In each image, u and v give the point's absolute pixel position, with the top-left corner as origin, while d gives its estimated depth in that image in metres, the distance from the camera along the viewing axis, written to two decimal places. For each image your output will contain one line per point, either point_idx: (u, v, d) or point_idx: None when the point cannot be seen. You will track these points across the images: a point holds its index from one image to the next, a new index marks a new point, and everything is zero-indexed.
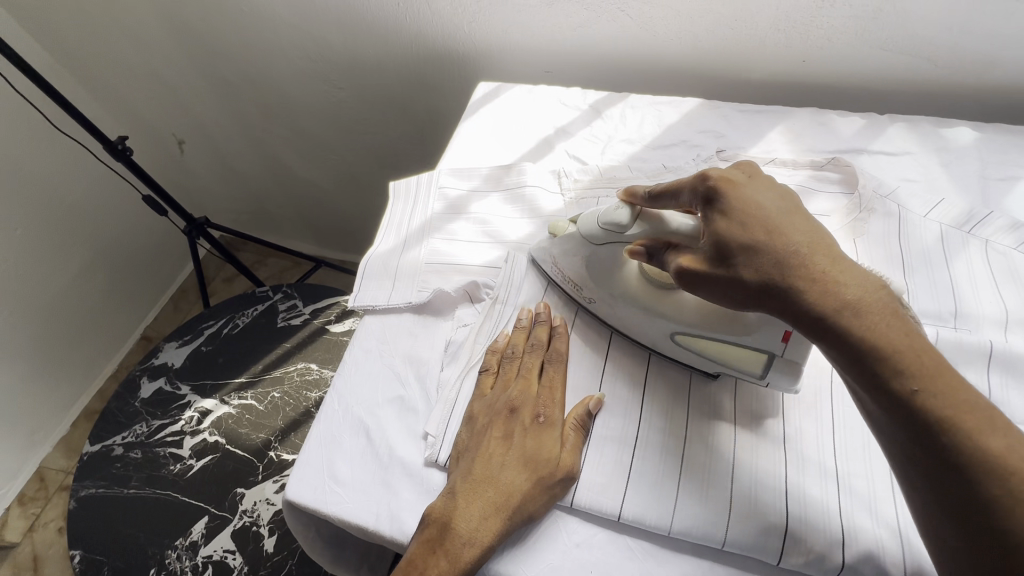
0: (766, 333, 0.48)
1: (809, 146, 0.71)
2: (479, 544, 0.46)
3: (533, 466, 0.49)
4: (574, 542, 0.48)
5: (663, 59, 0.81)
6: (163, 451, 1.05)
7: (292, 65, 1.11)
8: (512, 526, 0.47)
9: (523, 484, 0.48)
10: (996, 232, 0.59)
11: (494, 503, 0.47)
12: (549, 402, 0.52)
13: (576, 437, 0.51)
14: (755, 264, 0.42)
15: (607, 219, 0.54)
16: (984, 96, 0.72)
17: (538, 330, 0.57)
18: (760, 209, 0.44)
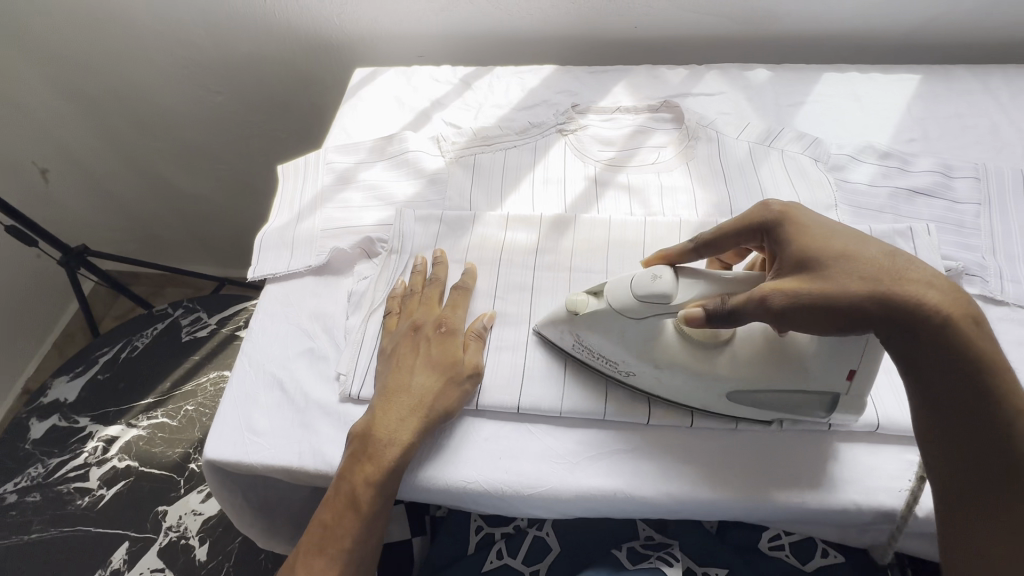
0: (831, 374, 0.48)
1: (646, 94, 0.83)
2: (399, 442, 0.51)
3: (443, 375, 0.55)
4: (488, 436, 0.55)
5: (520, 33, 0.91)
6: (67, 488, 0.97)
7: (158, 69, 1.09)
8: (428, 427, 0.53)
9: (433, 386, 0.54)
10: (789, 143, 0.74)
11: (412, 406, 0.53)
12: (449, 318, 0.59)
13: (478, 347, 0.58)
14: (854, 274, 0.41)
15: (654, 298, 0.49)
16: (772, 44, 0.89)
17: (435, 270, 0.64)
18: (837, 231, 0.45)
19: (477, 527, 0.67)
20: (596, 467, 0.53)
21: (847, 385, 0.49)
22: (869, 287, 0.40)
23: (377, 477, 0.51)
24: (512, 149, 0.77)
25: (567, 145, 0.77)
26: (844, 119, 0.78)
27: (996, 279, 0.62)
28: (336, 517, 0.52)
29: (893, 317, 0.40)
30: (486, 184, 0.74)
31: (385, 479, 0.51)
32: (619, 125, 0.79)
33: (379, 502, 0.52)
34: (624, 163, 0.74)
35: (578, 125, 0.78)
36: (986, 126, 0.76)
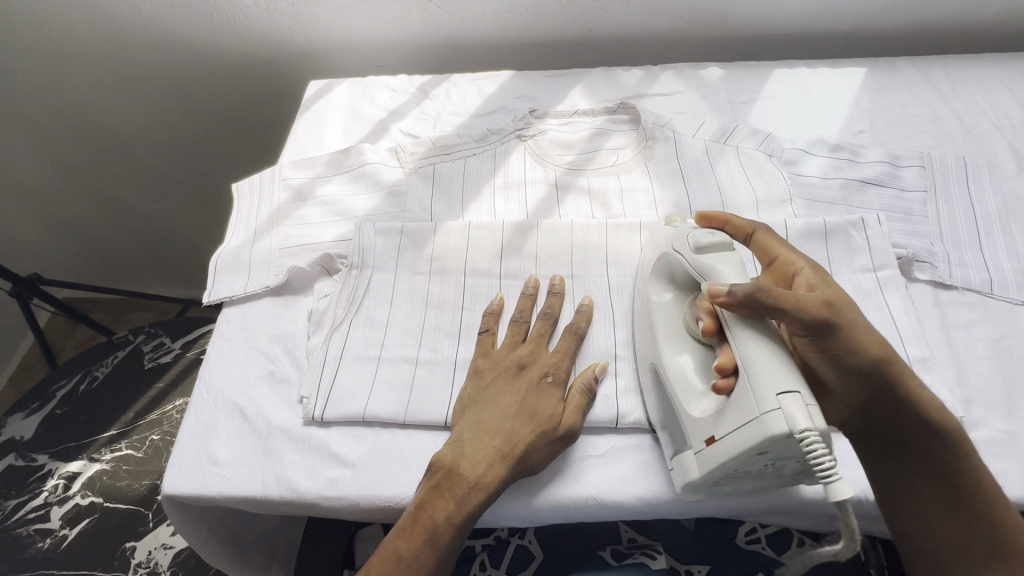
0: (697, 423, 0.48)
1: (603, 97, 0.84)
2: (484, 488, 0.50)
3: (543, 423, 0.52)
4: (593, 458, 0.55)
5: (476, 39, 0.90)
6: (26, 530, 0.92)
7: (106, 89, 1.05)
8: (514, 474, 0.51)
9: (529, 433, 0.52)
10: (744, 139, 0.75)
11: (501, 450, 0.51)
12: (558, 365, 0.56)
13: (580, 403, 0.55)
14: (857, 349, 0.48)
15: (698, 236, 0.53)
16: (723, 42, 0.91)
17: (521, 303, 0.61)
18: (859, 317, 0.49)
19: None
20: (568, 476, 0.54)
21: (700, 449, 0.48)
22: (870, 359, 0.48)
23: (459, 518, 0.49)
24: (471, 157, 0.76)
25: (526, 151, 0.76)
26: (796, 114, 0.80)
27: (944, 264, 0.64)
28: (412, 552, 0.48)
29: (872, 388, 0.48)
30: (446, 194, 0.73)
31: (465, 521, 0.49)
32: (577, 129, 0.79)
33: (456, 543, 0.49)
34: (584, 166, 0.74)
35: (536, 130, 0.78)
36: (929, 116, 0.79)
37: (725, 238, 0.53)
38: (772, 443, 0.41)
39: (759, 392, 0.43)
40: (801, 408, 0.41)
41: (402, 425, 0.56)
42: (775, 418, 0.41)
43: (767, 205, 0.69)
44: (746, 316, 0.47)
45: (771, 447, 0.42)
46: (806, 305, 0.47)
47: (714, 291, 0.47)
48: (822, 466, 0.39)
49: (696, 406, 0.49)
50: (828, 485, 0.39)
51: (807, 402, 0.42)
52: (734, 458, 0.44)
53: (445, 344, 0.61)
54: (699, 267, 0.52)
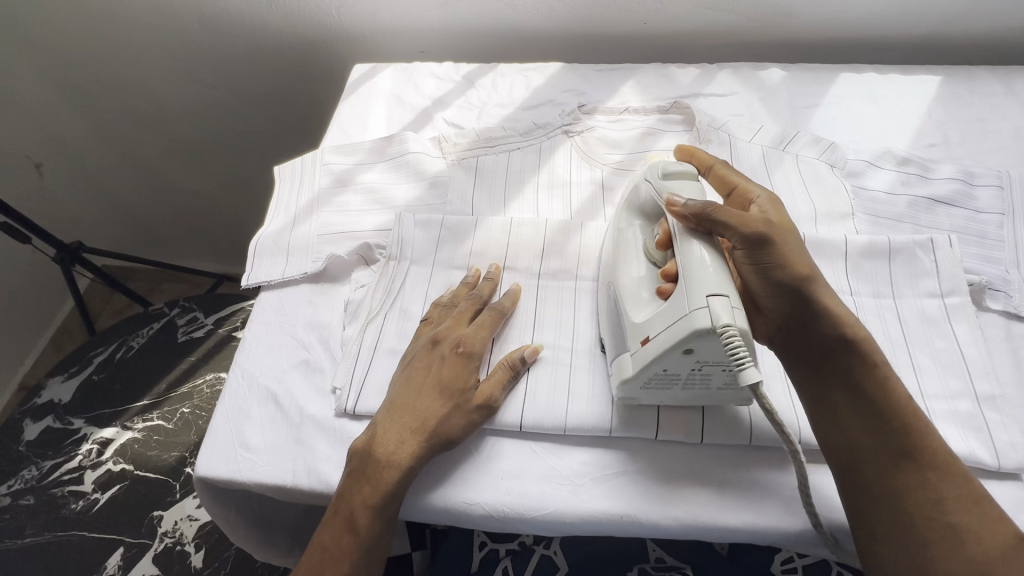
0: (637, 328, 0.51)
1: (655, 94, 0.80)
2: (397, 464, 0.50)
3: (450, 391, 0.53)
4: (629, 470, 0.53)
5: (525, 29, 0.88)
6: (61, 491, 0.95)
7: (157, 66, 1.06)
8: (429, 450, 0.51)
9: (437, 410, 0.52)
10: (804, 147, 0.71)
11: (411, 427, 0.51)
12: (472, 338, 0.56)
13: (501, 376, 0.55)
14: (786, 268, 0.50)
15: (666, 165, 0.56)
16: (784, 43, 0.86)
17: (459, 288, 0.61)
18: (800, 251, 0.51)
19: (480, 543, 0.64)
20: (602, 489, 0.52)
21: (635, 351, 0.50)
22: (800, 278, 0.50)
23: (376, 501, 0.49)
24: (515, 151, 0.74)
25: (573, 148, 0.74)
26: (861, 123, 0.75)
27: (1020, 295, 0.59)
28: (332, 540, 0.50)
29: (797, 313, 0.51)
30: (488, 187, 0.71)
31: (383, 505, 0.49)
32: (627, 127, 0.76)
33: (378, 527, 0.50)
34: (633, 166, 0.72)
35: (584, 126, 0.76)
36: (1009, 131, 0.73)
37: (692, 169, 0.55)
38: (696, 335, 0.44)
39: (691, 293, 0.46)
40: (725, 309, 0.44)
41: None
42: (701, 314, 0.44)
43: (831, 218, 0.65)
44: (696, 230, 0.50)
45: (696, 341, 0.45)
46: (748, 220, 0.50)
47: (672, 201, 0.51)
48: (738, 356, 0.43)
49: (639, 312, 0.51)
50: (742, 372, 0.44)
51: (733, 304, 0.45)
52: (663, 353, 0.47)
53: None
54: (662, 188, 0.53)
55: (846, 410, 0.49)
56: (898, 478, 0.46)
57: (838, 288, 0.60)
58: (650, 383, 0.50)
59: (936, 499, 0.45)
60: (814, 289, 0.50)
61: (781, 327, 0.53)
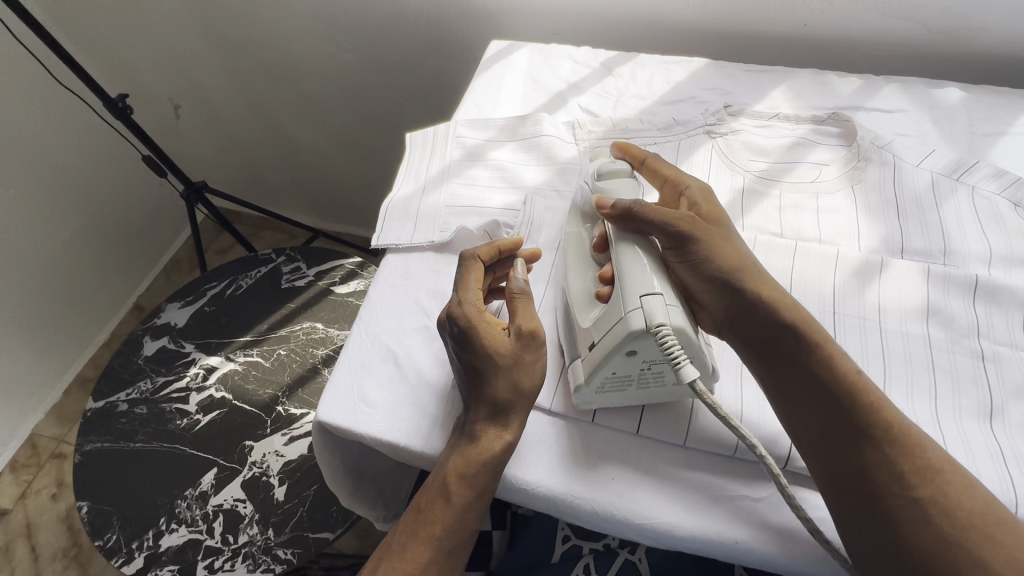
0: (584, 333, 0.52)
1: (809, 102, 0.75)
2: (494, 437, 0.50)
3: (484, 359, 0.51)
4: (752, 497, 0.50)
5: (672, 19, 0.84)
6: (170, 407, 1.05)
7: (299, 24, 1.11)
8: (521, 421, 0.52)
9: (509, 387, 0.51)
10: (982, 180, 0.64)
11: (494, 408, 0.51)
12: (466, 301, 0.53)
13: (526, 307, 0.55)
14: (717, 253, 0.52)
15: (601, 166, 0.61)
16: (963, 60, 0.78)
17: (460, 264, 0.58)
18: (730, 241, 0.54)
19: (564, 536, 0.63)
20: (719, 511, 0.50)
21: (585, 357, 0.51)
22: (732, 265, 0.52)
23: (466, 470, 0.50)
24: (652, 146, 0.71)
25: (714, 150, 0.70)
26: None
27: None
28: (427, 503, 0.52)
29: (735, 300, 0.51)
30: None
31: (469, 471, 0.50)
32: (776, 134, 0.71)
33: (476, 494, 0.51)
34: (779, 176, 0.67)
35: (729, 128, 0.72)
36: None
37: (625, 168, 0.61)
38: (634, 335, 0.46)
39: (628, 294, 0.49)
40: (660, 308, 0.47)
41: (547, 414, 0.55)
42: (636, 315, 0.47)
43: (1008, 262, 0.58)
44: (626, 229, 0.54)
45: (636, 342, 0.47)
46: (673, 216, 0.53)
47: (603, 204, 0.56)
48: (674, 354, 0.45)
49: (584, 319, 0.53)
50: (680, 369, 0.45)
51: (666, 303, 0.48)
52: (606, 355, 0.48)
53: None
54: (598, 189, 0.59)
55: (795, 396, 0.48)
56: (864, 453, 0.45)
57: (1012, 342, 0.54)
58: (604, 389, 0.50)
59: (898, 473, 0.44)
60: (746, 275, 0.52)
61: (720, 320, 0.53)
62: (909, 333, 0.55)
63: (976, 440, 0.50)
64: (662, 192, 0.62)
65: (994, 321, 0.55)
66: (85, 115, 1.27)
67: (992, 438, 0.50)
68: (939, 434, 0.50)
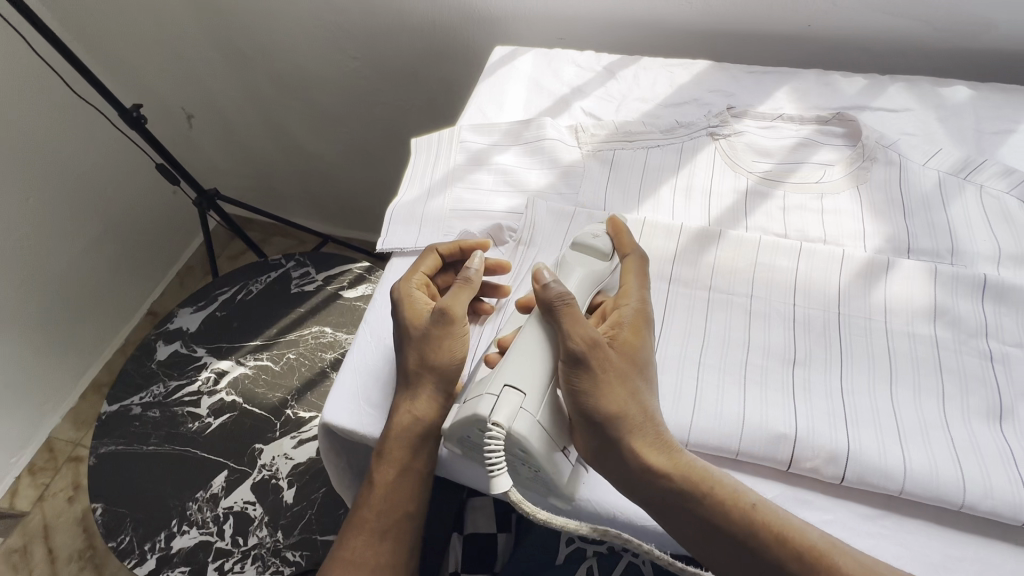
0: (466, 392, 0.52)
1: (814, 103, 0.74)
2: (410, 412, 0.52)
3: (401, 331, 0.55)
4: None
5: (675, 21, 0.84)
6: (182, 410, 1.07)
7: (306, 33, 1.13)
8: (431, 396, 0.53)
9: (417, 363, 0.53)
10: (990, 178, 0.63)
11: (406, 383, 0.53)
12: (407, 280, 0.58)
13: (459, 292, 0.55)
14: (614, 394, 0.47)
15: (579, 236, 0.58)
16: (969, 58, 0.77)
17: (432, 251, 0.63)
18: (634, 381, 0.49)
19: (568, 539, 0.64)
20: None
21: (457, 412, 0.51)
22: (619, 406, 0.47)
23: (383, 450, 0.53)
24: (655, 148, 0.71)
25: (717, 151, 0.70)
26: None
27: None
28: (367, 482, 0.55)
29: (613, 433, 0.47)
30: (623, 184, 0.69)
31: (383, 446, 0.53)
32: (780, 135, 0.71)
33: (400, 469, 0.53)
34: (784, 177, 0.67)
35: (732, 129, 0.71)
36: None
37: (604, 250, 0.57)
38: (475, 422, 0.46)
39: (495, 378, 0.47)
40: (510, 407, 0.45)
41: None
42: (485, 403, 0.46)
43: (1017, 261, 0.58)
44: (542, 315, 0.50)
45: (479, 427, 0.47)
46: (578, 336, 0.48)
47: (538, 276, 0.51)
48: (495, 458, 0.45)
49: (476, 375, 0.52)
50: (498, 474, 0.45)
51: (521, 406, 0.46)
52: (456, 424, 0.48)
53: None
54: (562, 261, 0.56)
55: (689, 517, 0.46)
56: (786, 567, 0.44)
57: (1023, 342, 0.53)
58: (462, 449, 0.51)
59: None
60: (630, 424, 0.47)
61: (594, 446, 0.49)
62: (915, 334, 0.55)
63: (986, 443, 0.49)
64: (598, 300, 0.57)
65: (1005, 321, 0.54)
66: (101, 125, 1.30)
67: (1003, 441, 0.49)
68: (948, 436, 0.49)
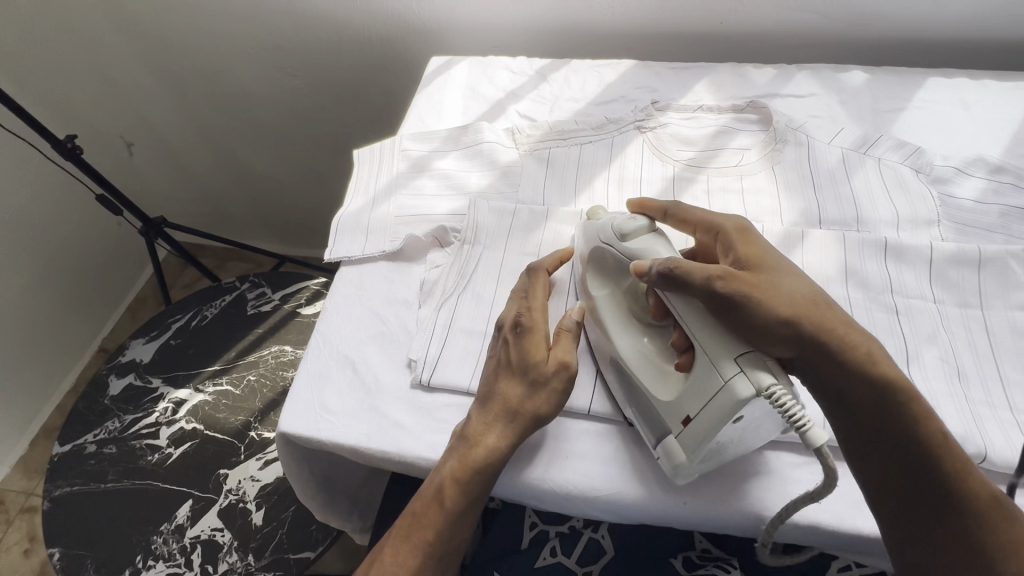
0: (671, 403, 0.49)
1: (730, 93, 0.80)
2: (492, 446, 0.52)
3: (521, 364, 0.55)
4: None
5: (598, 26, 0.89)
6: (140, 443, 1.04)
7: (243, 54, 1.13)
8: (523, 433, 0.53)
9: (518, 393, 0.54)
10: (886, 152, 0.69)
11: (501, 413, 0.53)
12: (531, 314, 0.57)
13: (569, 338, 0.57)
14: (779, 300, 0.47)
15: (619, 223, 0.58)
16: (863, 45, 0.85)
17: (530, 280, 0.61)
18: (786, 285, 0.48)
19: (531, 523, 0.66)
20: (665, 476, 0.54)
21: (678, 431, 0.49)
22: (791, 311, 0.46)
23: (463, 479, 0.51)
24: (587, 145, 0.75)
25: (645, 144, 0.74)
26: (950, 128, 0.73)
27: None
28: (421, 509, 0.53)
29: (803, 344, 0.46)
30: (559, 179, 0.73)
31: (467, 480, 0.51)
32: (701, 125, 0.76)
33: (469, 501, 0.52)
34: (705, 163, 0.72)
35: (657, 122, 0.76)
36: None
37: (645, 223, 0.57)
38: (743, 403, 0.43)
39: (717, 360, 0.46)
40: (763, 369, 0.44)
41: None
42: (741, 382, 0.44)
43: (913, 224, 0.64)
44: (670, 288, 0.50)
45: (743, 410, 0.44)
46: (717, 271, 0.48)
47: (640, 268, 0.53)
48: (797, 418, 0.43)
49: (663, 391, 0.50)
50: (808, 434, 0.43)
51: (766, 360, 0.45)
52: (715, 426, 0.45)
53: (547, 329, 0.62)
54: (629, 254, 0.56)
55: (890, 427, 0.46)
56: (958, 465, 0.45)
57: (921, 294, 0.59)
58: (704, 460, 0.49)
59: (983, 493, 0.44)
60: (807, 321, 0.46)
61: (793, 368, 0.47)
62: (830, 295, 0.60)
63: None
64: (696, 236, 0.58)
65: (906, 277, 0.60)
66: (34, 158, 1.25)
67: None
68: None
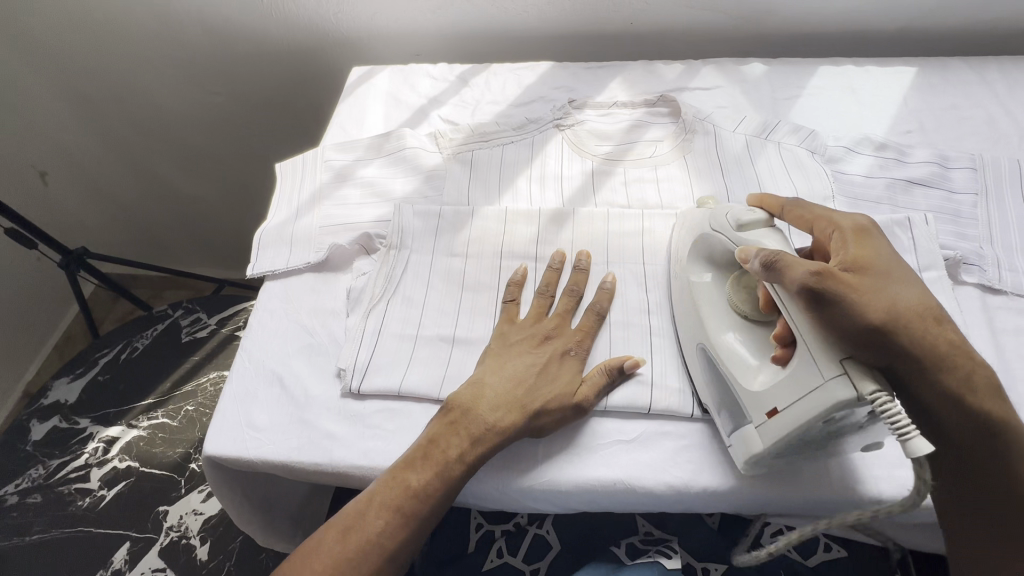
0: (758, 397, 0.49)
1: (642, 89, 0.83)
2: (497, 428, 0.52)
3: (548, 370, 0.56)
4: (623, 438, 0.56)
5: (514, 31, 0.91)
6: (68, 489, 0.97)
7: (160, 74, 1.10)
8: (525, 427, 0.53)
9: (546, 394, 0.54)
10: (785, 136, 0.74)
11: (514, 400, 0.54)
12: (580, 342, 0.59)
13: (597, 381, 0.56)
14: (881, 310, 0.44)
15: (738, 214, 0.55)
16: (761, 40, 0.91)
17: (575, 275, 0.63)
18: (894, 294, 0.45)
19: (477, 524, 0.66)
20: (595, 458, 0.55)
21: (761, 422, 0.48)
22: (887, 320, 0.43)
23: (468, 455, 0.51)
24: (509, 145, 0.77)
25: (564, 141, 0.76)
26: (840, 112, 0.79)
27: (993, 268, 0.64)
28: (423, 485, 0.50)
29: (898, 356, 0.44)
30: (483, 180, 0.74)
31: (470, 456, 0.51)
32: (616, 120, 0.79)
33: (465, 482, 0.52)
34: (621, 156, 0.75)
35: (575, 120, 0.78)
36: (982, 117, 0.78)
37: (763, 217, 0.55)
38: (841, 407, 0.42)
39: (816, 357, 0.44)
40: (868, 376, 0.42)
41: (436, 402, 0.58)
42: (841, 384, 0.42)
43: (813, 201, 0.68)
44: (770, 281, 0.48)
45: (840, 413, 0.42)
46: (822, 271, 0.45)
47: (746, 255, 0.51)
48: (900, 424, 0.39)
49: (756, 379, 0.50)
50: (908, 442, 0.39)
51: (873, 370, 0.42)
52: (799, 425, 0.45)
53: (478, 327, 0.62)
54: (743, 242, 0.53)
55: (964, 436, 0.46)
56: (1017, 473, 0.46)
57: None
58: (781, 454, 0.48)
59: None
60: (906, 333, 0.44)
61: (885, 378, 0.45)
62: None
63: None
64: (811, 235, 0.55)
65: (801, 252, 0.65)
66: None
67: None
68: None
